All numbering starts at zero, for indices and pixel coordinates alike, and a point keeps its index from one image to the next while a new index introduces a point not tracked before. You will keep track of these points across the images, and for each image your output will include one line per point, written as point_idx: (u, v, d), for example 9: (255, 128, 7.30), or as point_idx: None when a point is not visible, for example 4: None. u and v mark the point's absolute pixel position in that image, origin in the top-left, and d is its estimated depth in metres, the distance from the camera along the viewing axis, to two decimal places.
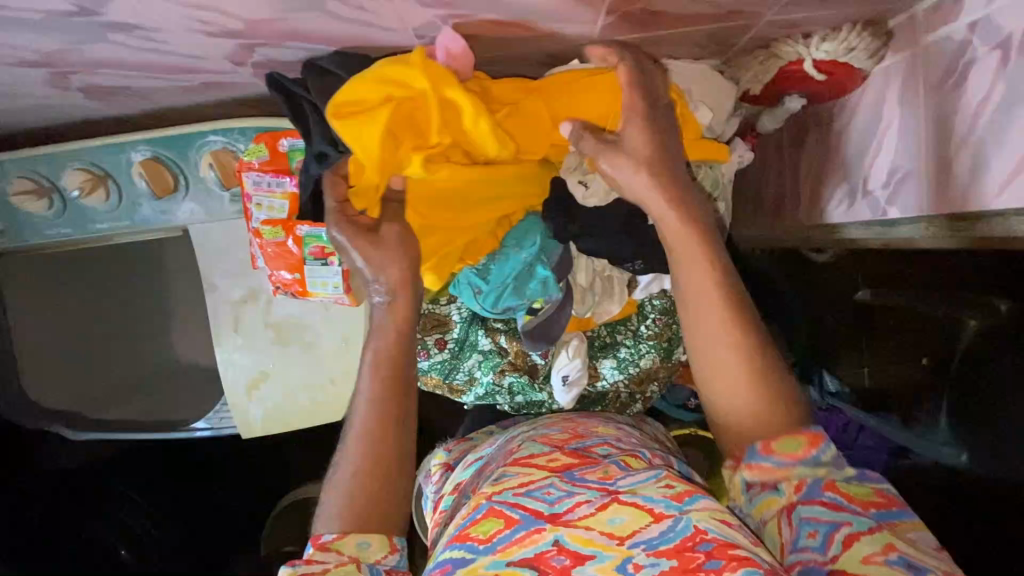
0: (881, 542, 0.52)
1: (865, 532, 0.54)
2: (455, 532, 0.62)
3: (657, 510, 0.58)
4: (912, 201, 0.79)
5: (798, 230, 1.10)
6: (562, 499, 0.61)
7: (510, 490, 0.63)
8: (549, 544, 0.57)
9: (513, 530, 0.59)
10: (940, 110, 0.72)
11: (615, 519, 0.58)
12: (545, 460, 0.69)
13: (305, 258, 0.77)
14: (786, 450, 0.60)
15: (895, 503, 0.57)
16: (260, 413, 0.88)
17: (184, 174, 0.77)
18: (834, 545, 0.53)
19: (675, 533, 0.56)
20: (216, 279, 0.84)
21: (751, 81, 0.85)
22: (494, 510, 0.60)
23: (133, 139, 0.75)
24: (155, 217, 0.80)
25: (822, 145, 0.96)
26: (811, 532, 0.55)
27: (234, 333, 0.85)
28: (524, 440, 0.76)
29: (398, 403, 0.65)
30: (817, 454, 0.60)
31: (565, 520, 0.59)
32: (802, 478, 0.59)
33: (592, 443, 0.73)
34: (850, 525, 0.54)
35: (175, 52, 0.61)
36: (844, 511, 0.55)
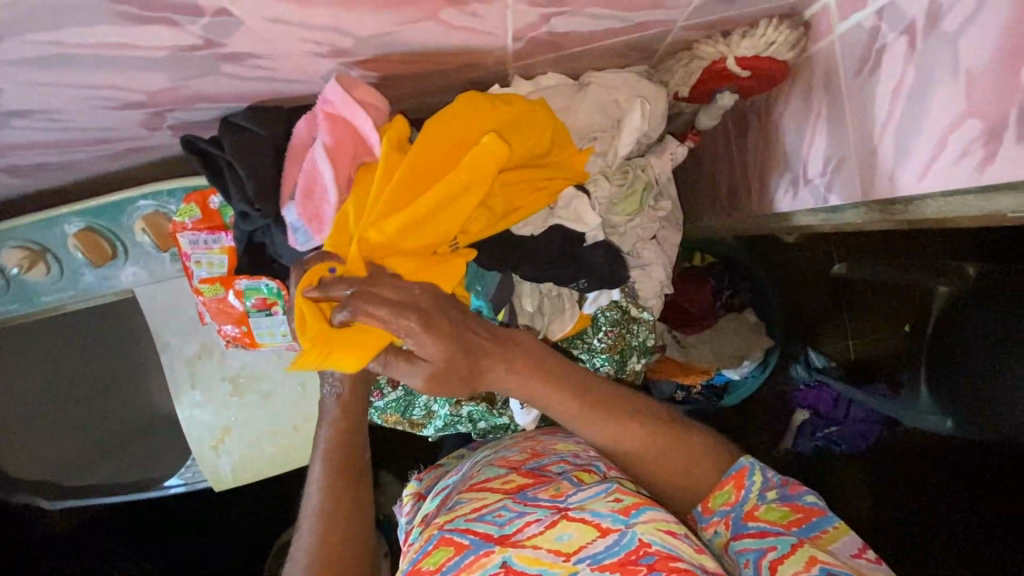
0: (802, 558, 0.62)
1: (788, 551, 0.64)
2: (409, 566, 0.61)
3: (604, 524, 0.59)
4: (850, 187, 0.78)
5: (753, 219, 1.11)
6: (512, 520, 0.61)
7: (462, 517, 0.63)
8: (497, 567, 0.57)
9: (463, 555, 0.59)
10: (861, 96, 0.71)
11: (563, 536, 0.59)
12: (500, 484, 0.69)
13: (248, 311, 0.77)
14: (721, 502, 0.71)
15: (815, 516, 0.68)
16: (229, 465, 0.88)
17: (121, 240, 0.77)
18: (764, 570, 0.63)
19: (620, 546, 0.57)
20: (167, 338, 0.84)
21: (679, 83, 0.84)
22: (444, 539, 0.60)
23: (64, 212, 0.74)
24: (99, 284, 0.80)
25: (763, 135, 0.96)
26: (745, 561, 0.65)
27: (192, 391, 0.85)
28: (482, 465, 0.75)
29: (350, 492, 0.73)
30: (746, 493, 0.71)
31: (514, 541, 0.59)
32: (735, 519, 0.70)
33: (550, 461, 0.73)
34: (774, 549, 0.64)
35: (86, 128, 0.62)
36: (769, 535, 0.66)
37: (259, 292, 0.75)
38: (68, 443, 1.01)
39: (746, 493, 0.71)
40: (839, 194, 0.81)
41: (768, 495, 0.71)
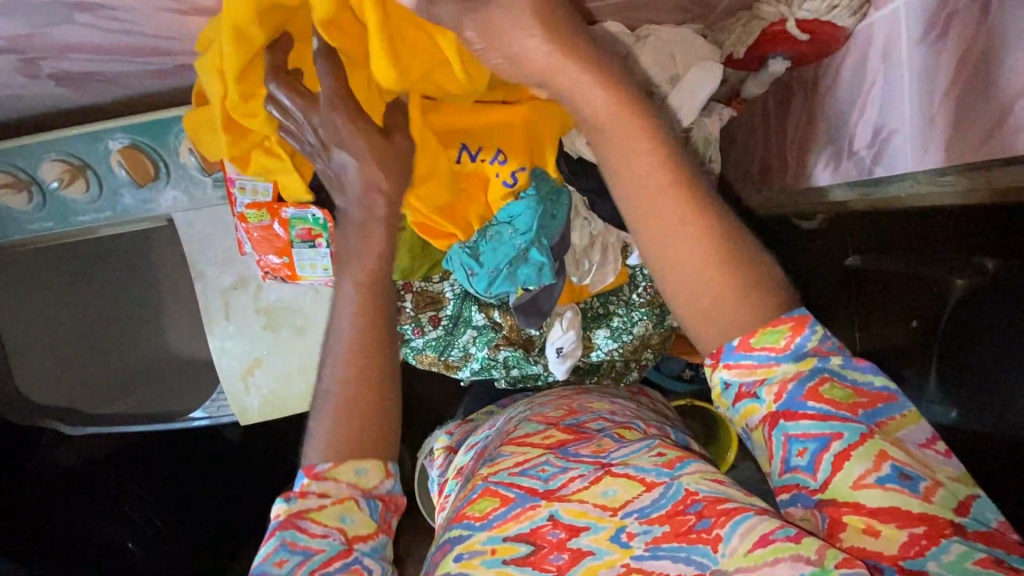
0: (872, 455, 0.50)
1: (855, 443, 0.51)
2: (455, 513, 0.63)
3: (649, 479, 0.58)
4: (900, 159, 0.79)
5: (784, 194, 1.11)
6: (556, 474, 0.61)
7: (505, 471, 0.64)
8: (544, 519, 0.57)
9: (509, 507, 0.59)
10: (924, 64, 0.71)
11: (608, 491, 0.58)
12: (540, 439, 0.69)
13: (292, 241, 0.75)
14: (765, 346, 0.54)
15: (884, 395, 0.53)
16: (257, 401, 0.87)
17: (164, 161, 0.76)
18: (823, 465, 0.52)
19: (667, 499, 0.56)
20: (204, 268, 0.83)
21: (734, 44, 0.83)
22: (489, 489, 0.61)
23: (110, 126, 0.74)
24: (138, 206, 0.79)
25: (806, 108, 0.96)
26: (800, 450, 0.52)
27: (225, 321, 0.84)
28: (520, 420, 0.76)
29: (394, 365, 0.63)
30: (803, 341, 0.54)
31: (559, 495, 0.59)
32: (782, 374, 0.54)
33: (587, 418, 0.73)
34: (840, 440, 0.51)
35: (147, 34, 0.62)
36: (833, 420, 0.52)
37: (305, 222, 0.73)
38: (87, 370, 1.00)
39: (804, 343, 0.54)
40: (886, 165, 0.82)
41: (828, 360, 0.54)
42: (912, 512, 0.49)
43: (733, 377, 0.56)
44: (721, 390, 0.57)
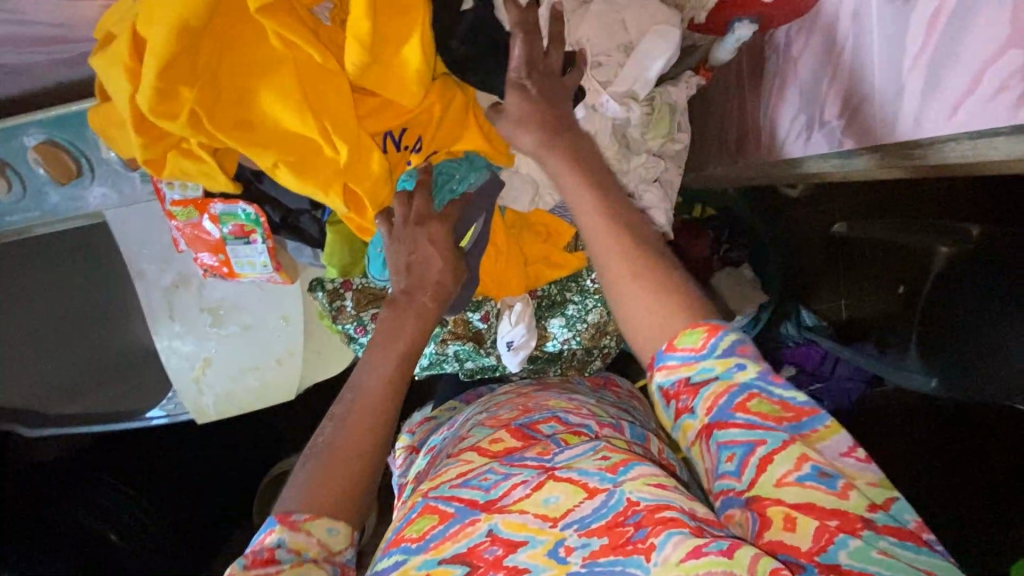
0: (792, 457, 0.48)
1: (778, 447, 0.48)
2: (393, 536, 0.60)
3: (591, 485, 0.55)
4: (873, 127, 0.74)
5: (760, 166, 1.06)
6: (497, 483, 0.59)
7: (446, 483, 0.61)
8: (482, 536, 0.54)
9: (448, 524, 0.56)
10: (890, 29, 0.67)
11: (549, 499, 0.55)
12: (488, 444, 0.67)
13: (225, 238, 0.71)
14: (687, 348, 0.53)
15: (810, 408, 0.50)
16: (212, 400, 0.85)
17: (86, 156, 0.71)
18: (749, 469, 0.49)
19: (608, 508, 0.53)
20: (143, 267, 0.80)
21: (695, 8, 0.78)
22: (428, 507, 0.58)
23: (23, 122, 0.69)
24: (67, 204, 0.75)
25: (778, 75, 0.90)
26: (728, 457, 0.50)
27: (170, 320, 0.81)
28: (472, 428, 0.74)
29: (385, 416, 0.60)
30: (718, 343, 0.52)
31: (499, 506, 0.56)
32: (709, 376, 0.52)
33: (540, 418, 0.70)
34: (764, 444, 0.49)
35: (42, 19, 0.60)
36: (759, 428, 0.49)
37: (236, 219, 0.69)
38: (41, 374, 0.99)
39: (722, 344, 0.52)
40: (855, 138, 0.78)
41: (753, 364, 0.51)
42: (826, 508, 0.46)
43: (665, 378, 0.54)
44: (661, 402, 0.55)
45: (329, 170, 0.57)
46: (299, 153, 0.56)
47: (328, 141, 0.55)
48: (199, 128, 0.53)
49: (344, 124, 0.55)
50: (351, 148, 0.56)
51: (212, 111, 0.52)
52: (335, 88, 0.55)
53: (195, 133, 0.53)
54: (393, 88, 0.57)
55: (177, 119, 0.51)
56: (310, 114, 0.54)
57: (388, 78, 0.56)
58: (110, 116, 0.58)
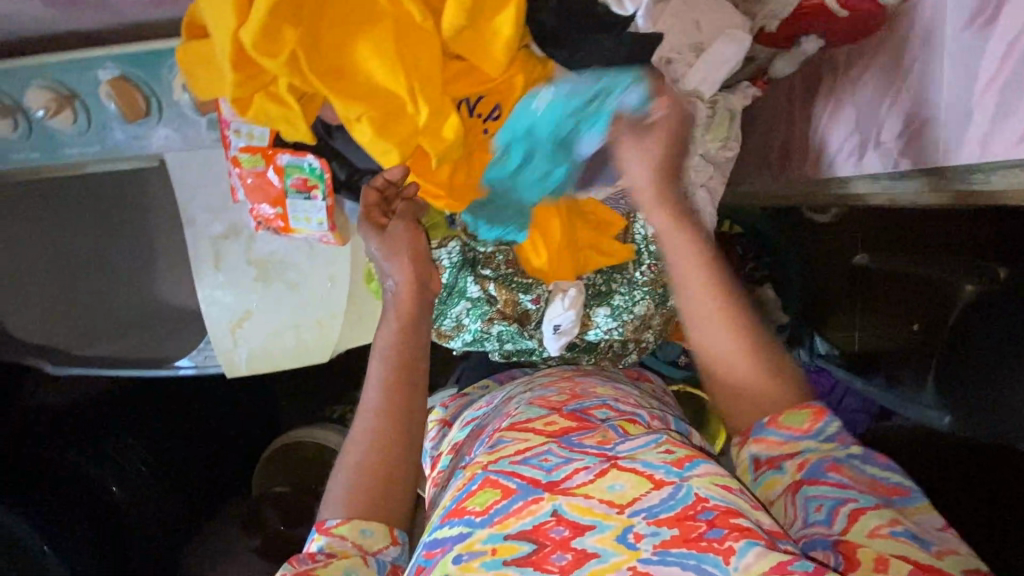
0: (885, 516, 0.54)
1: (869, 506, 0.55)
2: (450, 507, 0.60)
3: (658, 476, 0.56)
4: (933, 147, 0.75)
5: (803, 184, 1.07)
6: (560, 466, 0.59)
7: (506, 458, 0.61)
8: (547, 515, 0.54)
9: (511, 500, 0.56)
10: (967, 51, 0.67)
11: (614, 486, 0.56)
12: (542, 425, 0.66)
13: (287, 191, 0.72)
14: (791, 424, 0.64)
15: (900, 489, 0.59)
16: (246, 354, 0.85)
17: (157, 96, 0.72)
18: (840, 518, 0.55)
19: (676, 501, 0.54)
20: (196, 214, 0.80)
21: (768, 17, 0.79)
22: (489, 481, 0.58)
23: (100, 55, 0.69)
24: (129, 143, 0.76)
25: (834, 94, 0.91)
26: (817, 506, 0.57)
27: (215, 270, 0.81)
28: (521, 404, 0.73)
29: (401, 426, 0.67)
30: (823, 426, 0.63)
31: (563, 488, 0.56)
32: (810, 450, 0.62)
33: (592, 405, 0.71)
34: (856, 501, 0.56)
35: None
36: (849, 489, 0.57)
37: (301, 171, 0.71)
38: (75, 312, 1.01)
39: (826, 429, 0.63)
40: (910, 159, 0.79)
41: (851, 449, 0.61)
42: (923, 563, 0.50)
43: (761, 450, 0.64)
44: (750, 467, 0.65)
45: (409, 130, 0.57)
46: (382, 107, 0.56)
47: (413, 100, 0.56)
48: (293, 69, 0.53)
49: (432, 84, 0.56)
50: (432, 111, 0.56)
51: (309, 55, 0.53)
52: (428, 47, 0.56)
53: (290, 73, 0.53)
54: (480, 55, 0.58)
55: (274, 56, 0.52)
56: (398, 69, 0.55)
57: (479, 46, 0.57)
58: (203, 53, 0.60)
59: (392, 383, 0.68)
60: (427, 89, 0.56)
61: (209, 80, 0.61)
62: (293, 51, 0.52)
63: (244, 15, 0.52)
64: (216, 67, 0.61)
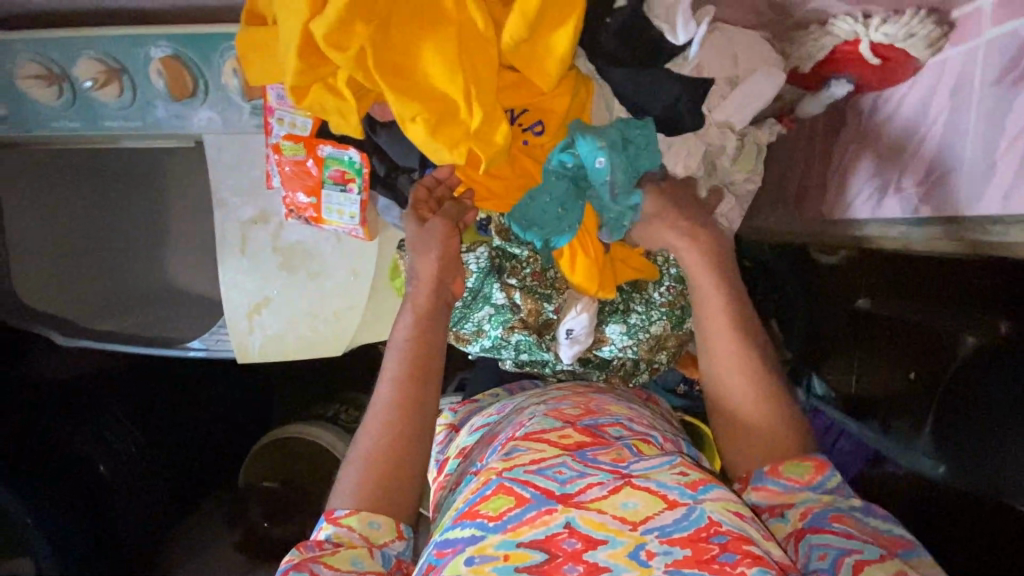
0: (890, 567, 0.54)
1: (875, 558, 0.55)
2: (463, 508, 0.59)
3: (671, 497, 0.56)
4: (954, 197, 0.79)
5: (817, 222, 1.10)
6: (573, 479, 0.58)
7: (520, 466, 0.60)
8: (560, 526, 0.54)
9: (524, 508, 0.55)
10: (995, 105, 0.71)
11: (628, 503, 0.56)
12: (557, 436, 0.66)
13: (324, 181, 0.73)
14: (791, 474, 0.66)
15: (904, 543, 0.60)
16: (260, 340, 0.85)
17: (205, 78, 0.73)
18: (843, 568, 0.55)
19: (689, 521, 0.54)
20: (226, 197, 0.80)
21: (801, 57, 0.82)
22: (504, 487, 0.57)
23: (154, 33, 0.71)
24: (170, 121, 0.77)
25: (857, 138, 0.94)
26: (820, 554, 0.57)
27: (240, 253, 0.82)
28: (535, 415, 0.73)
29: (411, 423, 0.66)
30: (823, 479, 0.65)
31: (576, 502, 0.56)
32: (811, 501, 0.64)
33: (605, 422, 0.71)
34: (860, 551, 0.56)
35: None
36: (853, 538, 0.57)
37: (340, 164, 0.72)
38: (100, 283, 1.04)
39: (827, 482, 0.65)
40: (932, 206, 0.83)
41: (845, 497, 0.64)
42: None
43: (761, 496, 0.66)
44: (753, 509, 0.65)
45: (459, 131, 0.58)
46: (436, 109, 0.57)
47: (467, 104, 0.57)
48: (356, 63, 0.55)
49: (488, 91, 0.58)
50: (485, 116, 0.58)
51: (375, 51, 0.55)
52: (487, 55, 0.58)
53: (354, 68, 0.55)
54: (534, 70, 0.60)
55: (342, 50, 0.54)
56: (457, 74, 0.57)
57: (535, 59, 0.59)
58: (264, 41, 0.62)
59: (405, 379, 0.68)
60: (483, 96, 0.58)
61: (267, 70, 0.63)
62: (359, 47, 0.54)
63: (316, 8, 0.54)
64: (275, 56, 0.62)
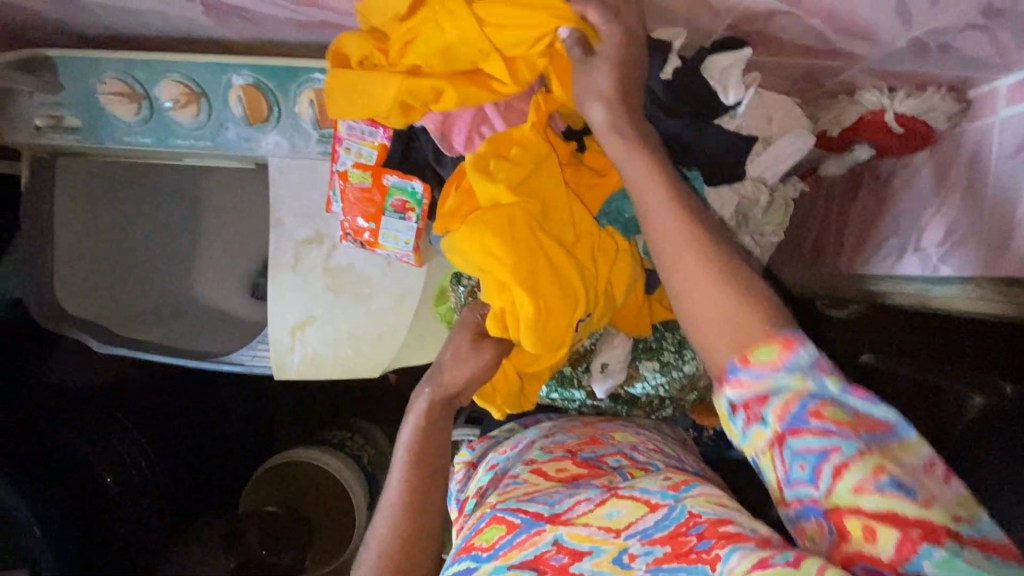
0: (869, 466, 0.42)
1: (853, 458, 0.43)
2: (462, 545, 0.61)
3: (653, 500, 0.56)
4: (971, 260, 0.84)
5: (832, 277, 1.15)
6: (563, 500, 0.60)
7: (514, 498, 0.63)
8: (548, 544, 0.55)
9: (515, 533, 0.58)
10: (1009, 179, 0.77)
11: (612, 513, 0.56)
12: (554, 469, 0.68)
13: (385, 208, 0.77)
14: (761, 360, 0.47)
15: (885, 421, 0.44)
16: (298, 358, 0.86)
17: (279, 106, 0.78)
18: (824, 477, 0.44)
19: (670, 520, 0.52)
20: (285, 217, 0.84)
21: (830, 123, 0.87)
22: (496, 517, 0.60)
23: (239, 62, 0.76)
24: (239, 143, 0.81)
25: (875, 200, 1.00)
26: (800, 464, 0.45)
27: (290, 271, 0.85)
28: (537, 449, 0.75)
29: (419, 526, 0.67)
30: (796, 358, 0.46)
31: (564, 520, 0.57)
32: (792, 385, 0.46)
33: (606, 453, 0.72)
34: (839, 451, 0.43)
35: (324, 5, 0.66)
36: (833, 437, 0.44)
37: (403, 193, 0.76)
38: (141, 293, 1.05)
39: (799, 362, 0.46)
40: (953, 266, 0.87)
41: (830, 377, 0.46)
42: (909, 518, 0.41)
43: (734, 393, 0.48)
44: (729, 414, 0.49)
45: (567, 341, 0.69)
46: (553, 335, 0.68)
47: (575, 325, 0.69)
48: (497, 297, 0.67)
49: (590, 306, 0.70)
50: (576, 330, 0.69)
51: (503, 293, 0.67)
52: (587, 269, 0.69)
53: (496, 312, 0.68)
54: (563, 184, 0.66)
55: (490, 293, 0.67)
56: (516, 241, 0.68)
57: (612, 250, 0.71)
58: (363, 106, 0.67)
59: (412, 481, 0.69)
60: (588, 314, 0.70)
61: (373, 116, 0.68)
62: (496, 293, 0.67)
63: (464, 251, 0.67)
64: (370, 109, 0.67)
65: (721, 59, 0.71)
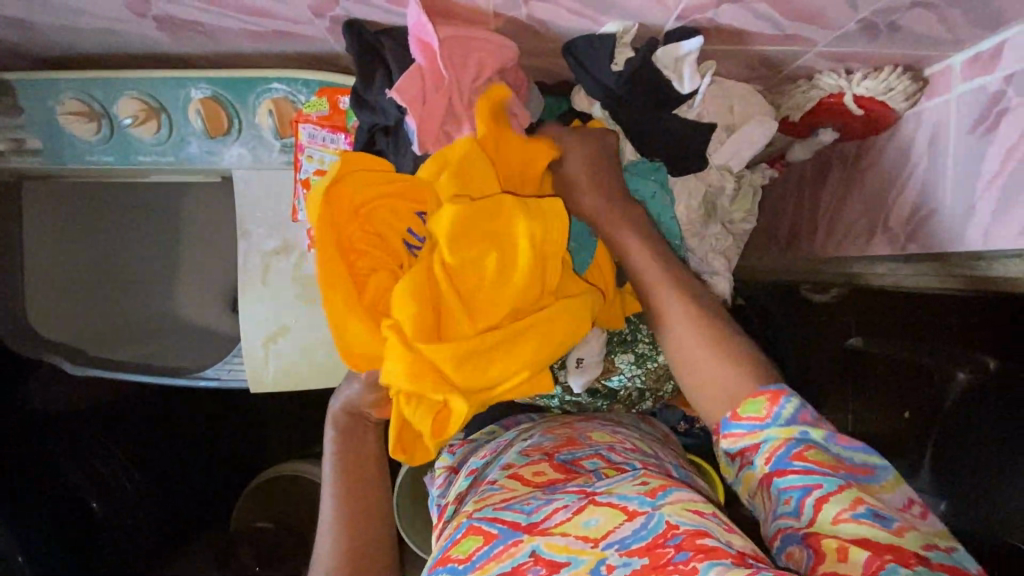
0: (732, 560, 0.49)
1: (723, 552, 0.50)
2: (438, 556, 0.59)
3: (632, 508, 0.56)
4: (937, 236, 0.85)
5: (810, 260, 1.15)
6: (539, 508, 0.59)
7: (490, 506, 0.62)
8: (525, 556, 0.54)
9: (492, 545, 0.56)
10: (970, 155, 0.77)
11: (590, 521, 0.56)
12: (531, 474, 0.68)
13: None
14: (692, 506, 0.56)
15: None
16: (273, 369, 0.86)
17: (239, 117, 0.78)
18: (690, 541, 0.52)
19: (648, 531, 0.54)
20: (251, 229, 0.84)
21: (792, 107, 0.88)
22: (473, 527, 0.58)
23: (196, 75, 0.76)
24: (202, 157, 0.81)
25: (844, 182, 1.01)
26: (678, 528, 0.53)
27: (260, 283, 0.85)
28: (513, 452, 0.75)
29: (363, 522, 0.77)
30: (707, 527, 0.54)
31: (542, 529, 0.56)
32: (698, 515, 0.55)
33: (584, 455, 0.72)
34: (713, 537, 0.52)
35: (274, 15, 0.66)
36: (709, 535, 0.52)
37: None
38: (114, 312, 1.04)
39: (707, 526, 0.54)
40: (920, 244, 0.88)
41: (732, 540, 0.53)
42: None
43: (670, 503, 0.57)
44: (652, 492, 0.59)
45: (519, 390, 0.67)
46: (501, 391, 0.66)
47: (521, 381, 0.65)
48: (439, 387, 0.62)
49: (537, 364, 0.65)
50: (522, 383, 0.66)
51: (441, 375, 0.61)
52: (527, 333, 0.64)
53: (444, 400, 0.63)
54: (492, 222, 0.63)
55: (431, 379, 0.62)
56: (431, 308, 0.62)
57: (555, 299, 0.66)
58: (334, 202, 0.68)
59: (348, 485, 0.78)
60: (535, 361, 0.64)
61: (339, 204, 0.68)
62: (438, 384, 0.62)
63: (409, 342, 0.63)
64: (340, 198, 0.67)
65: (675, 49, 0.71)
